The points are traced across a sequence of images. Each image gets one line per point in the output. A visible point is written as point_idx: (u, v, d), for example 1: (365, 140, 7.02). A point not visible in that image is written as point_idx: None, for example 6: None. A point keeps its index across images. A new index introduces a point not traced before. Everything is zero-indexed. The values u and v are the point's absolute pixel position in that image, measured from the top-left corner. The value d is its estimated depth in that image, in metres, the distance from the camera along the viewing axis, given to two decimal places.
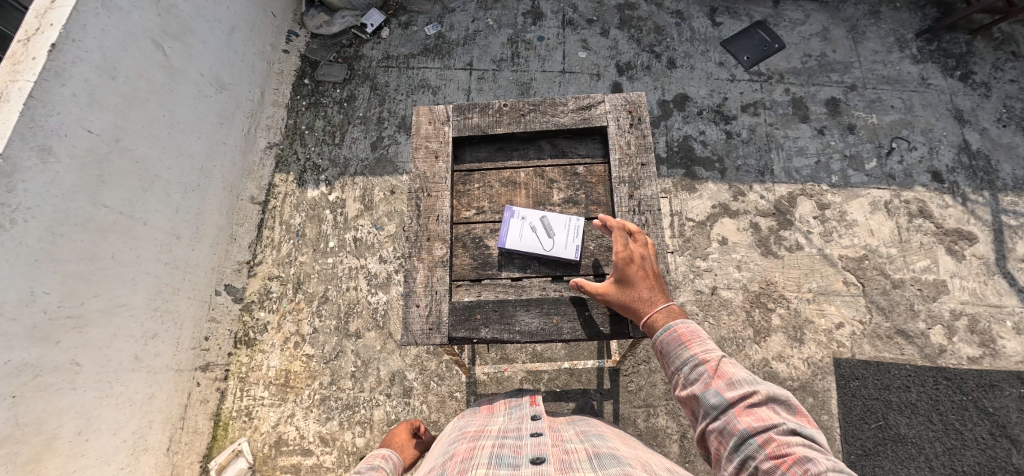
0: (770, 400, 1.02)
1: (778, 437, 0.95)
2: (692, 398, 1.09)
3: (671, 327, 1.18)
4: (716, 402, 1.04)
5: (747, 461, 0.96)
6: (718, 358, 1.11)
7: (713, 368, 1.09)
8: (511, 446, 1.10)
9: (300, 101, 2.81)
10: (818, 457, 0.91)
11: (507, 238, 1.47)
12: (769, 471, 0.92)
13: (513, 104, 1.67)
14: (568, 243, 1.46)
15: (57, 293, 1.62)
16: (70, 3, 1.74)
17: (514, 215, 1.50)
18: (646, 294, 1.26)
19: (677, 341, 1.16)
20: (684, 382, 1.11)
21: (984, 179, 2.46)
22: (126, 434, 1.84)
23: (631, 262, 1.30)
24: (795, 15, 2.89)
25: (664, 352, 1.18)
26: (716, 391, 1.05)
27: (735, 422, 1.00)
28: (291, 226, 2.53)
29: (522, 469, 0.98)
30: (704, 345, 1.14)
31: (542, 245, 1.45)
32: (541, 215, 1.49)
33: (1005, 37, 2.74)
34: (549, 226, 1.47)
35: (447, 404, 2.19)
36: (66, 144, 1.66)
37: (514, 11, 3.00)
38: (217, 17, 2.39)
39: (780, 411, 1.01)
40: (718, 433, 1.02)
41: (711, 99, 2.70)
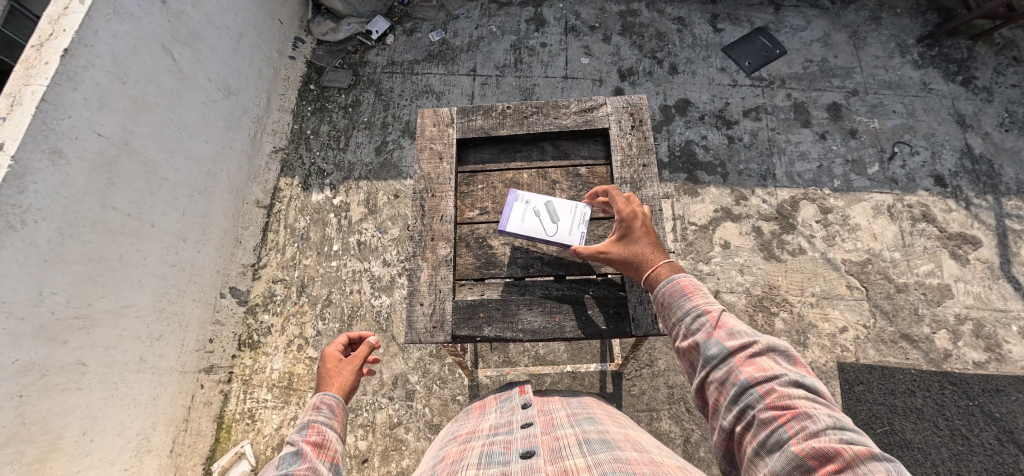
0: (770, 352, 0.99)
1: (778, 388, 0.91)
2: (692, 349, 1.06)
3: (674, 281, 1.18)
4: (716, 351, 1.01)
5: (745, 411, 0.93)
6: (720, 311, 1.09)
7: (716, 318, 1.06)
8: (501, 442, 1.11)
9: (306, 106, 2.84)
10: (819, 410, 0.88)
11: (509, 221, 1.46)
12: (767, 421, 0.88)
13: (517, 107, 1.69)
14: (572, 229, 1.45)
15: (65, 294, 1.64)
16: (83, 9, 1.78)
17: (516, 199, 1.49)
18: (647, 249, 1.28)
19: (680, 292, 1.14)
20: (685, 334, 1.09)
21: (987, 183, 2.46)
22: (130, 435, 1.84)
23: (633, 220, 1.32)
24: (796, 21, 2.91)
25: (665, 301, 1.17)
26: (717, 341, 1.02)
27: (736, 371, 0.96)
28: (295, 230, 2.55)
29: (511, 465, 0.98)
30: (706, 297, 1.12)
31: (546, 230, 1.44)
32: (545, 200, 1.49)
33: (1006, 42, 2.76)
34: (553, 211, 1.47)
35: (449, 407, 2.19)
36: (76, 146, 1.69)
37: (518, 18, 3.03)
38: (225, 24, 2.43)
39: (781, 363, 0.98)
40: (717, 383, 0.98)
41: (713, 104, 2.72)
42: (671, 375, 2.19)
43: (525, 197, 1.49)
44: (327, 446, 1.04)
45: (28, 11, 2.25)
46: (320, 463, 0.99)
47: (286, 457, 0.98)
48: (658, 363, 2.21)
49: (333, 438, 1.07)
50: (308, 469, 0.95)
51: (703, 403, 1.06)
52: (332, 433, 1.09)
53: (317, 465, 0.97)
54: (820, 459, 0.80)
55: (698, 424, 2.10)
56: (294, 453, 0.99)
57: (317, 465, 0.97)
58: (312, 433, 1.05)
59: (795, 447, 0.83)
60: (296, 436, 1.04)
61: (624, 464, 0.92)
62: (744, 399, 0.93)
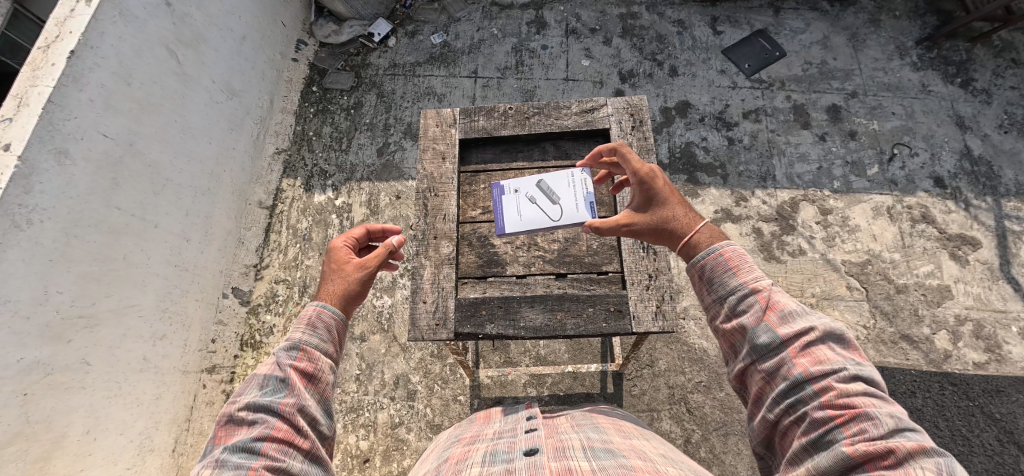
0: (828, 339, 0.87)
1: (838, 385, 0.80)
2: (736, 333, 0.94)
3: (716, 250, 1.04)
4: (766, 339, 0.88)
5: (796, 407, 0.83)
6: (770, 288, 0.96)
7: (765, 299, 0.94)
8: (506, 443, 1.11)
9: (309, 108, 2.86)
10: (882, 409, 0.78)
11: (506, 220, 1.53)
12: (822, 420, 0.78)
13: (518, 108, 1.71)
14: (575, 204, 1.52)
15: (69, 293, 1.65)
16: (89, 11, 1.79)
17: (503, 193, 1.57)
18: (678, 213, 1.19)
19: (724, 267, 1.01)
20: (729, 315, 0.96)
21: (987, 184, 2.47)
22: (132, 434, 1.85)
23: (655, 183, 1.26)
24: (795, 23, 2.92)
25: (705, 272, 1.03)
26: (767, 327, 0.90)
27: (789, 364, 0.85)
28: (297, 230, 2.57)
29: (515, 463, 0.99)
30: (751, 273, 0.99)
31: (549, 216, 1.50)
32: (533, 185, 1.56)
33: (1005, 44, 2.77)
34: (546, 193, 1.54)
35: (451, 407, 2.20)
36: (82, 147, 1.71)
37: (519, 21, 3.05)
38: (229, 27, 2.45)
39: (839, 352, 0.86)
40: (766, 374, 0.87)
41: (713, 106, 2.73)
42: (672, 375, 2.20)
43: (510, 189, 1.57)
44: (317, 376, 1.02)
45: (32, 14, 2.27)
46: (308, 398, 0.98)
47: (272, 383, 0.97)
48: (659, 363, 2.22)
49: (325, 366, 1.05)
50: (294, 407, 0.94)
51: (741, 386, 0.96)
52: (325, 360, 1.05)
53: (304, 401, 0.97)
54: (882, 469, 0.71)
55: (699, 425, 2.11)
56: (280, 380, 0.97)
57: (304, 401, 0.97)
58: (303, 357, 1.02)
59: (849, 449, 0.74)
60: (285, 357, 1.01)
61: (628, 469, 0.92)
62: (796, 394, 0.82)
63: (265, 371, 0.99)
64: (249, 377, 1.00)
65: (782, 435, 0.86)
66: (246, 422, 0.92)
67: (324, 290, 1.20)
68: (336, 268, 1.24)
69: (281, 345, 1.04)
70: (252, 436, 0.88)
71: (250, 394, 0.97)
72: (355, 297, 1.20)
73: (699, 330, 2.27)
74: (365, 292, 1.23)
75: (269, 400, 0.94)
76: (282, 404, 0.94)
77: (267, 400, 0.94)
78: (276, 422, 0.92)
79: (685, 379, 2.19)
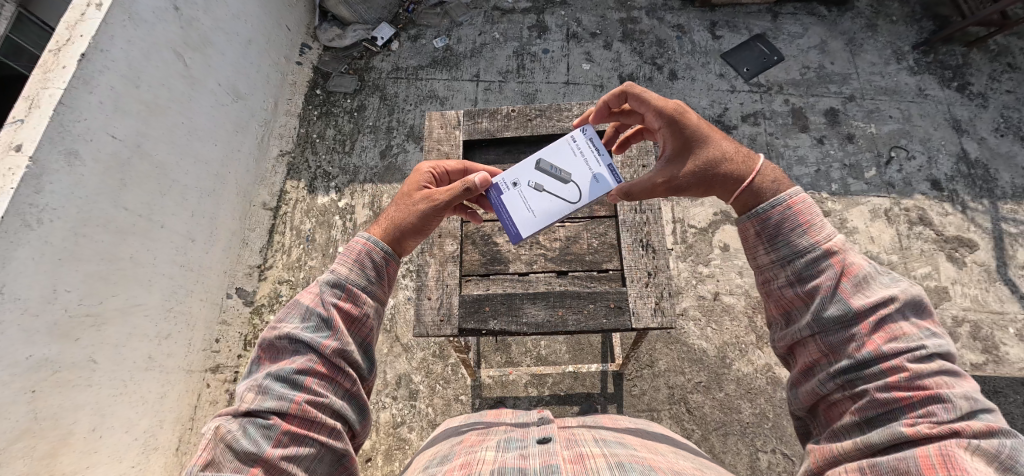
0: (904, 309, 0.86)
1: (912, 365, 0.79)
2: (802, 297, 0.94)
3: (784, 204, 1.00)
4: (835, 311, 0.88)
5: (856, 384, 0.83)
6: (843, 250, 0.94)
7: (839, 262, 0.92)
8: (520, 432, 1.13)
9: (312, 111, 2.90)
10: (956, 390, 0.78)
11: (520, 222, 1.39)
12: (885, 400, 0.79)
13: (521, 110, 1.75)
14: (589, 172, 1.40)
15: (77, 292, 1.68)
16: (100, 15, 1.82)
17: (501, 191, 1.41)
18: (728, 157, 1.13)
19: (793, 223, 0.98)
20: (796, 279, 0.95)
21: (983, 187, 2.49)
22: (137, 432, 1.87)
23: (690, 127, 1.19)
24: (793, 28, 2.96)
25: (769, 229, 1.00)
26: (840, 297, 0.88)
27: (861, 339, 0.84)
28: (301, 231, 2.60)
29: (529, 448, 1.00)
30: (820, 234, 0.96)
31: (565, 200, 1.38)
32: (532, 171, 1.42)
33: (1001, 49, 2.80)
34: (551, 174, 1.41)
35: (452, 407, 2.22)
36: (91, 148, 1.74)
37: (520, 25, 3.09)
38: (235, 30, 2.49)
39: (916, 322, 0.85)
40: (832, 347, 0.87)
41: (712, 109, 2.76)
42: (671, 376, 2.22)
43: (507, 184, 1.41)
44: (360, 319, 1.06)
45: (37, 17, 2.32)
46: (349, 341, 1.02)
47: (316, 319, 1.02)
48: (659, 364, 2.24)
49: (369, 310, 1.08)
50: (336, 349, 0.99)
51: (790, 351, 0.98)
52: (370, 303, 1.08)
53: (345, 344, 1.01)
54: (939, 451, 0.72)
55: (698, 425, 2.12)
56: (323, 318, 1.02)
57: (346, 344, 1.01)
58: (347, 298, 1.06)
59: (908, 431, 0.74)
60: (330, 294, 1.05)
61: (641, 458, 0.94)
62: (860, 371, 0.83)
63: (310, 303, 1.04)
64: (293, 302, 1.06)
65: (832, 407, 0.87)
66: (291, 352, 0.99)
67: (394, 208, 1.26)
68: (415, 192, 1.30)
69: (329, 278, 1.07)
70: (295, 369, 0.96)
71: (292, 323, 1.02)
72: (409, 227, 1.21)
73: (699, 331, 2.29)
74: (420, 226, 1.23)
75: (312, 336, 0.99)
76: (325, 344, 0.99)
77: (310, 336, 0.99)
78: (318, 359, 0.98)
79: (685, 379, 2.21)
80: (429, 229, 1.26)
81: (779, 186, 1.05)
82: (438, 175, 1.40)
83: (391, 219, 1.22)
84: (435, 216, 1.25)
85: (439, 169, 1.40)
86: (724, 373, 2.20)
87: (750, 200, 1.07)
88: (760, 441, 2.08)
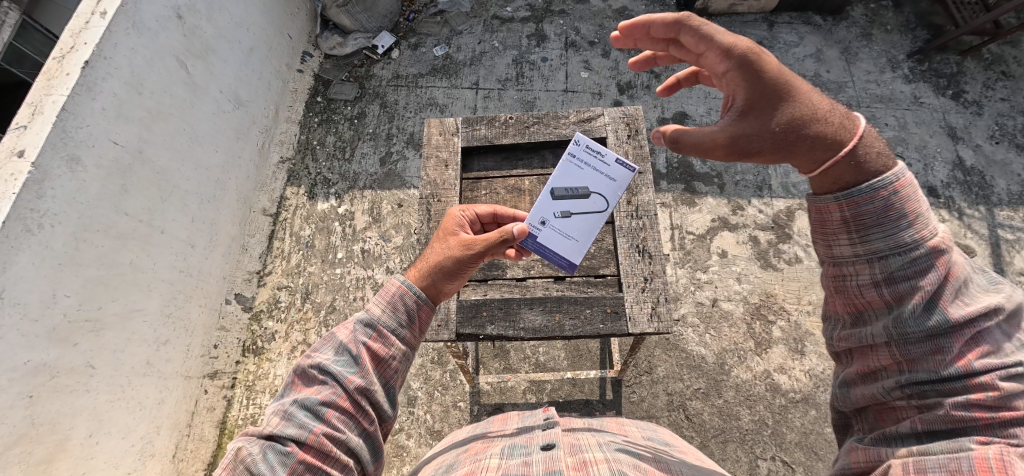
0: (1004, 321, 0.81)
1: (1001, 385, 0.75)
2: (891, 301, 0.85)
3: (892, 185, 0.85)
4: (930, 320, 0.81)
5: (926, 395, 0.81)
6: (950, 248, 0.84)
7: (944, 263, 0.82)
8: (525, 438, 1.14)
9: (313, 118, 2.93)
10: None
11: (567, 254, 1.40)
12: (961, 418, 0.76)
13: (519, 117, 1.77)
14: (603, 177, 1.44)
15: (76, 297, 1.68)
16: (104, 23, 1.85)
17: (533, 231, 1.40)
18: (814, 118, 0.94)
19: (898, 210, 0.84)
20: (883, 278, 0.85)
21: (979, 193, 2.51)
22: (134, 438, 1.86)
23: (765, 79, 0.99)
24: (789, 37, 2.99)
25: (862, 217, 0.86)
26: (939, 305, 0.81)
27: (949, 353, 0.79)
28: (301, 237, 2.61)
29: (533, 454, 1.01)
30: (927, 227, 0.85)
31: (596, 209, 1.42)
32: (553, 203, 1.41)
33: (995, 57, 2.83)
34: (572, 197, 1.42)
35: (451, 414, 2.21)
36: (93, 154, 1.76)
37: (520, 34, 3.13)
38: (237, 39, 2.52)
39: (1012, 338, 0.80)
40: (912, 357, 0.82)
41: (709, 117, 2.78)
42: (670, 382, 2.21)
43: (535, 224, 1.40)
44: (387, 361, 1.07)
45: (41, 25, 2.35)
46: (374, 381, 1.04)
47: (345, 354, 1.05)
48: (658, 370, 2.23)
49: (396, 353, 1.09)
50: (359, 386, 1.02)
51: (847, 350, 0.94)
52: (398, 346, 1.09)
53: (369, 383, 1.04)
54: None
55: (697, 432, 2.11)
56: (352, 355, 1.05)
57: (370, 383, 1.03)
58: (377, 338, 1.08)
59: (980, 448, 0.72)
60: (362, 333, 1.07)
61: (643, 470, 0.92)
62: (938, 384, 0.79)
63: (343, 338, 1.07)
64: (329, 335, 1.09)
65: (891, 411, 0.85)
66: (317, 382, 1.02)
67: (427, 257, 1.23)
68: (449, 238, 1.28)
69: (363, 317, 1.10)
70: (318, 400, 0.99)
71: (324, 354, 1.06)
72: (443, 272, 1.18)
73: (698, 337, 2.29)
74: (456, 271, 1.20)
75: (339, 370, 1.02)
76: (349, 379, 1.02)
77: (337, 369, 1.02)
78: (341, 392, 1.01)
79: (684, 385, 2.20)
80: (466, 274, 1.24)
81: (882, 158, 0.89)
82: (471, 220, 1.38)
83: (422, 269, 1.20)
84: (471, 262, 1.22)
85: (472, 215, 1.38)
86: (723, 380, 2.20)
87: (841, 175, 0.89)
88: (759, 447, 2.07)
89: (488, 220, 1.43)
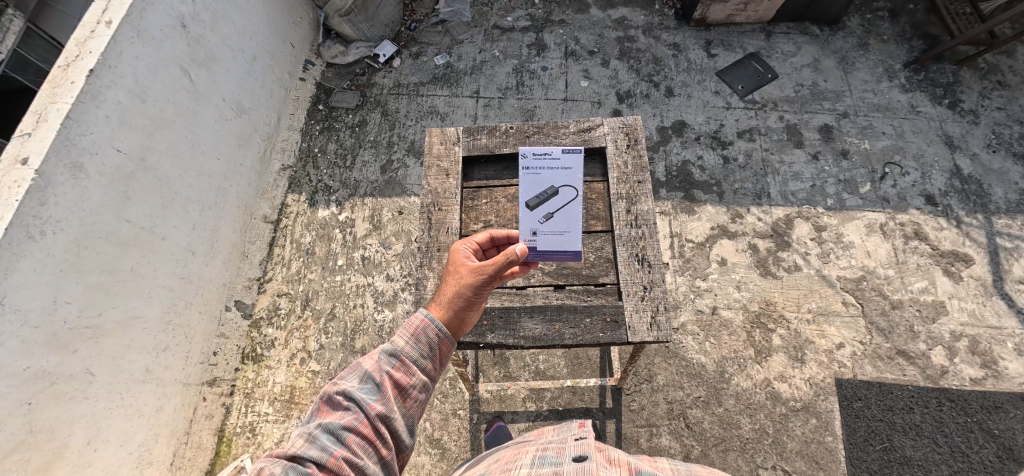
0: None
1: None
2: None
3: None
4: None
5: None
6: None
7: None
8: (555, 449, 1.29)
9: (315, 126, 2.95)
10: None
11: (567, 247, 1.46)
12: None
13: (519, 127, 1.78)
14: (560, 171, 1.55)
15: (77, 304, 1.69)
16: (109, 32, 1.87)
17: (529, 244, 1.46)
18: None
19: None
20: None
21: (977, 202, 2.52)
22: (132, 446, 1.85)
23: None
24: (787, 47, 3.02)
25: None
26: None
27: None
28: (301, 244, 2.61)
29: (563, 466, 1.16)
30: None
31: (570, 195, 1.49)
32: (534, 215, 1.47)
33: (990, 67, 2.86)
34: (547, 200, 1.48)
35: (450, 422, 2.20)
36: (96, 162, 1.77)
37: (520, 43, 3.16)
38: (241, 47, 2.54)
39: None
40: None
41: (708, 126, 2.81)
42: (670, 390, 2.21)
43: (529, 238, 1.46)
44: (408, 390, 1.16)
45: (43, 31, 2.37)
46: (394, 409, 1.12)
47: (369, 382, 1.13)
48: (658, 378, 2.23)
49: (417, 382, 1.17)
50: (380, 413, 1.10)
51: None
52: (420, 376, 1.18)
53: (390, 410, 1.12)
54: None
55: (698, 441, 2.11)
56: (375, 382, 1.13)
57: (390, 411, 1.12)
58: (400, 367, 1.16)
59: None
60: (386, 362, 1.16)
61: None
62: None
63: (368, 367, 1.15)
64: (355, 364, 1.17)
65: None
66: (341, 407, 1.10)
67: (442, 292, 1.27)
68: (458, 268, 1.30)
69: (387, 348, 1.19)
70: (341, 424, 1.07)
71: (349, 381, 1.14)
72: (462, 303, 1.23)
73: (698, 345, 2.29)
74: (473, 299, 1.24)
75: (362, 396, 1.10)
76: (371, 406, 1.10)
77: (360, 395, 1.11)
78: (363, 418, 1.09)
79: (685, 394, 2.20)
80: (484, 298, 1.28)
81: None
82: (474, 250, 1.39)
83: (440, 305, 1.24)
84: (485, 287, 1.26)
85: (473, 245, 1.39)
86: (723, 388, 2.20)
87: None
88: (760, 456, 2.06)
89: (488, 245, 1.46)
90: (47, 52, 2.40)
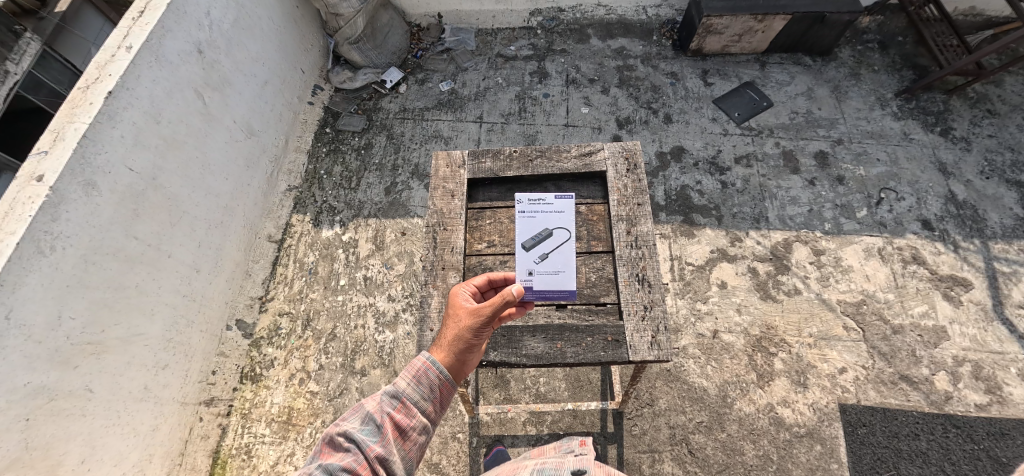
0: None
1: None
2: None
3: None
4: None
5: None
6: None
7: None
8: (554, 462, 1.29)
9: (321, 148, 3.02)
10: None
11: (562, 285, 1.54)
12: None
13: (522, 150, 1.83)
14: (554, 215, 1.66)
15: (81, 320, 1.70)
16: (129, 58, 1.95)
17: (526, 284, 1.54)
18: None
19: None
20: None
21: (973, 227, 2.55)
22: (126, 466, 1.83)
23: None
24: (780, 76, 3.12)
25: None
26: None
27: None
28: (304, 264, 2.63)
29: None
30: None
31: (562, 238, 1.61)
32: (528, 255, 1.57)
33: (980, 96, 2.95)
34: (542, 242, 1.59)
35: (449, 445, 2.17)
36: (108, 180, 1.81)
37: (522, 71, 3.26)
38: (253, 73, 2.62)
39: None
40: None
41: (706, 151, 2.87)
42: (672, 415, 2.18)
43: (525, 277, 1.54)
44: (407, 432, 1.16)
45: (58, 54, 2.46)
46: (393, 452, 1.13)
47: (370, 423, 1.15)
48: (659, 402, 2.21)
49: (417, 424, 1.18)
50: (379, 455, 1.10)
51: None
52: (420, 418, 1.19)
53: (389, 453, 1.12)
54: None
55: (702, 467, 2.07)
56: (377, 424, 1.15)
57: (389, 453, 1.12)
58: (400, 409, 1.18)
59: None
60: (387, 403, 1.18)
61: None
62: None
63: (370, 408, 1.17)
64: (357, 406, 1.19)
65: None
66: (341, 448, 1.10)
67: (443, 334, 1.30)
68: (457, 311, 1.34)
69: (389, 389, 1.20)
70: (340, 466, 1.05)
71: (351, 423, 1.15)
72: (462, 346, 1.27)
73: (699, 369, 2.27)
74: (473, 341, 1.28)
75: (363, 437, 1.11)
76: (371, 448, 1.10)
77: (361, 436, 1.11)
78: (362, 459, 1.08)
79: (686, 418, 2.17)
80: (482, 340, 1.31)
81: None
82: (473, 292, 1.44)
83: (441, 347, 1.28)
84: (484, 329, 1.30)
85: (472, 288, 1.43)
86: (725, 413, 2.17)
87: None
88: None
89: (486, 287, 1.49)
90: (60, 74, 2.48)
